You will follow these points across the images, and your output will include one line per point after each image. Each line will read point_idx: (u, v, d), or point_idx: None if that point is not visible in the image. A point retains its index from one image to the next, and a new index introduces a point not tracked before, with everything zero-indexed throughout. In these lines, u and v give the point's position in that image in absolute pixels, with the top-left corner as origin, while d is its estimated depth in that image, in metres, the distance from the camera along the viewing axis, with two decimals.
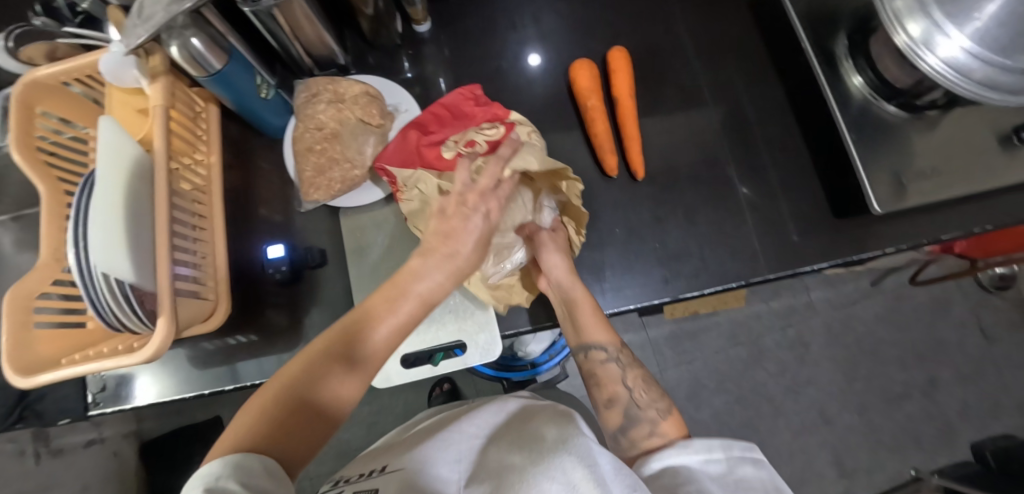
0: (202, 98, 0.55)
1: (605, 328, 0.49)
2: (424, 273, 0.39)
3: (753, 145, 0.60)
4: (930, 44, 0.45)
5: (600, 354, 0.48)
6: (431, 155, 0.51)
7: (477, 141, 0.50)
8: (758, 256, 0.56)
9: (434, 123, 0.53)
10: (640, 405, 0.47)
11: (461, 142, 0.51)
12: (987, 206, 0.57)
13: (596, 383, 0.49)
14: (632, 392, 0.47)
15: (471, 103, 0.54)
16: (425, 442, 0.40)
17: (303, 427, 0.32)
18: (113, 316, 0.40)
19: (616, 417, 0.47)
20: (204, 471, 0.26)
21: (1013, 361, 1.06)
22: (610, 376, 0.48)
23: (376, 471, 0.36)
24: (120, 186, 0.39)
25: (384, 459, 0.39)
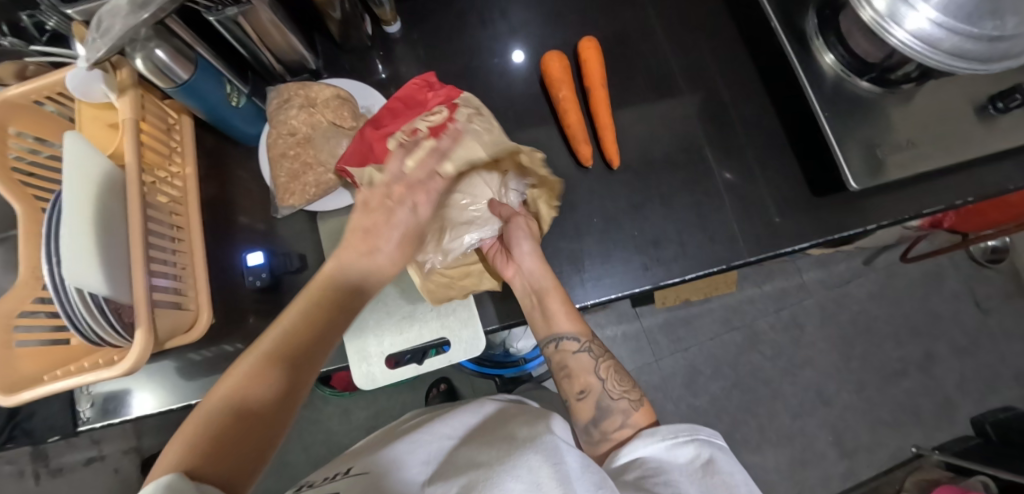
0: (174, 109, 0.55)
1: (577, 319, 0.50)
2: (348, 274, 0.38)
3: (729, 128, 0.60)
4: (896, 17, 0.45)
5: (571, 346, 0.50)
6: (377, 148, 0.49)
7: (420, 128, 0.48)
8: (738, 239, 0.56)
9: (389, 119, 0.51)
10: (612, 396, 0.48)
11: (405, 131, 0.49)
12: (965, 177, 0.57)
13: (568, 375, 0.50)
14: (604, 383, 0.49)
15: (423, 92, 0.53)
16: (392, 444, 0.40)
17: (238, 446, 0.31)
18: (91, 330, 0.41)
19: (588, 409, 0.48)
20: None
21: (1010, 332, 1.05)
22: (582, 367, 0.49)
23: (341, 473, 0.36)
24: (89, 199, 0.39)
25: (351, 461, 0.39)
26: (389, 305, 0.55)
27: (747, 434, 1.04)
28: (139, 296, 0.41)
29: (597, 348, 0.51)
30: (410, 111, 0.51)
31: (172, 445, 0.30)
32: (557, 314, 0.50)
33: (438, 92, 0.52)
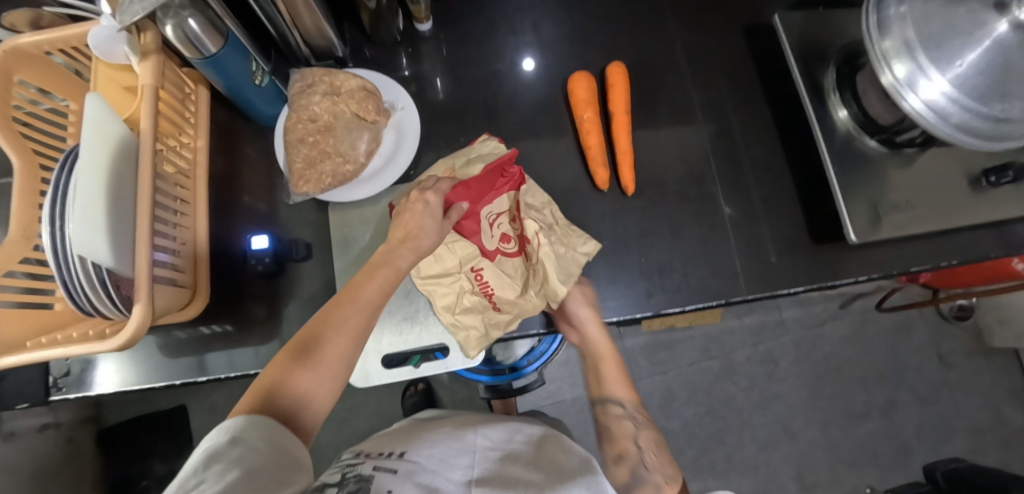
0: (192, 78, 0.54)
1: (625, 387, 0.60)
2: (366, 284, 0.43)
3: (740, 168, 0.62)
4: (913, 85, 0.47)
5: (616, 409, 0.58)
6: (470, 233, 0.54)
7: (511, 236, 0.55)
8: (738, 276, 0.58)
9: (474, 195, 0.52)
10: (646, 467, 0.54)
11: (497, 233, 0.54)
12: (954, 241, 0.59)
13: (610, 439, 0.57)
14: (641, 453, 0.55)
15: (501, 173, 0.53)
16: (433, 438, 0.43)
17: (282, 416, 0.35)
18: (85, 298, 0.39)
19: (623, 473, 0.53)
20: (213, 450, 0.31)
21: (967, 387, 1.11)
22: (623, 433, 0.57)
23: (392, 455, 0.39)
24: (104, 165, 0.38)
25: (398, 443, 0.43)
26: (390, 304, 0.54)
27: (713, 460, 1.08)
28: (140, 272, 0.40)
29: (641, 418, 0.59)
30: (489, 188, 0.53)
31: (237, 402, 0.36)
32: (609, 377, 0.60)
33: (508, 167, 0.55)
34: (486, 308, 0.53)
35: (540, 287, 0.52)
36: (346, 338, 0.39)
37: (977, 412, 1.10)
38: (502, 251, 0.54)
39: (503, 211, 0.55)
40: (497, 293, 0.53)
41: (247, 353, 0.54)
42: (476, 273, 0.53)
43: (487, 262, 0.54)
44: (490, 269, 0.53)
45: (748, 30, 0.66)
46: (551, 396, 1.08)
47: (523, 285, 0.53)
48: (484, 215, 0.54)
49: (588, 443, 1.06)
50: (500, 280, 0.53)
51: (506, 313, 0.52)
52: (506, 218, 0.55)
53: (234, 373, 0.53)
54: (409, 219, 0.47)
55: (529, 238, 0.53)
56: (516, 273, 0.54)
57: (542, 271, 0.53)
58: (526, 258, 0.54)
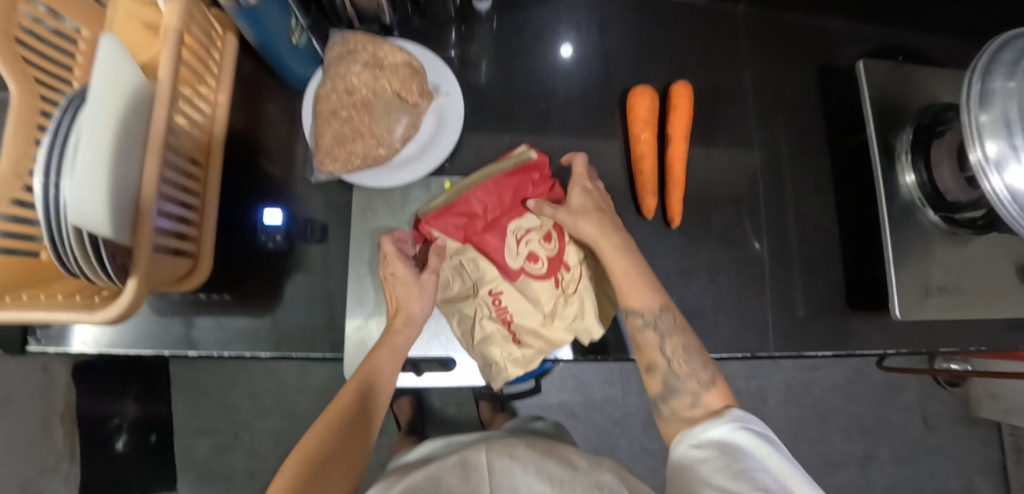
0: (220, 23, 0.48)
1: (641, 290, 0.45)
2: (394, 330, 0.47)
3: (786, 216, 0.58)
4: (1000, 166, 0.43)
5: (637, 320, 0.45)
6: (490, 247, 0.49)
7: (540, 257, 0.50)
8: (768, 331, 0.55)
9: (493, 207, 0.50)
10: (680, 377, 0.44)
11: (523, 253, 0.50)
12: (992, 328, 0.57)
13: (636, 347, 0.46)
14: (671, 363, 0.44)
15: (533, 184, 0.51)
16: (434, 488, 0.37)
17: (354, 424, 0.40)
18: (76, 262, 0.35)
19: (655, 384, 0.45)
20: None
21: (945, 452, 1.12)
22: (649, 345, 0.45)
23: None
24: (115, 119, 0.33)
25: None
26: None
27: None
28: (142, 241, 0.36)
29: (668, 321, 0.45)
30: (515, 201, 0.50)
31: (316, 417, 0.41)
32: (623, 285, 0.45)
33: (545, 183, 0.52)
34: (505, 340, 0.49)
35: (570, 318, 0.49)
36: (401, 334, 0.47)
37: (948, 477, 1.11)
38: (528, 271, 0.49)
39: (534, 228, 0.50)
40: (517, 322, 0.49)
41: (243, 329, 0.51)
42: (494, 297, 0.49)
43: (511, 285, 0.49)
44: (511, 294, 0.49)
45: (823, 69, 0.61)
46: (538, 398, 1.06)
47: (550, 312, 0.49)
48: (511, 230, 0.50)
49: None
50: (524, 305, 0.49)
51: (527, 348, 0.49)
52: (538, 236, 0.50)
53: (225, 351, 0.51)
54: (398, 290, 0.48)
55: (563, 262, 0.50)
56: (543, 297, 0.49)
57: (575, 305, 0.50)
58: (556, 284, 0.50)
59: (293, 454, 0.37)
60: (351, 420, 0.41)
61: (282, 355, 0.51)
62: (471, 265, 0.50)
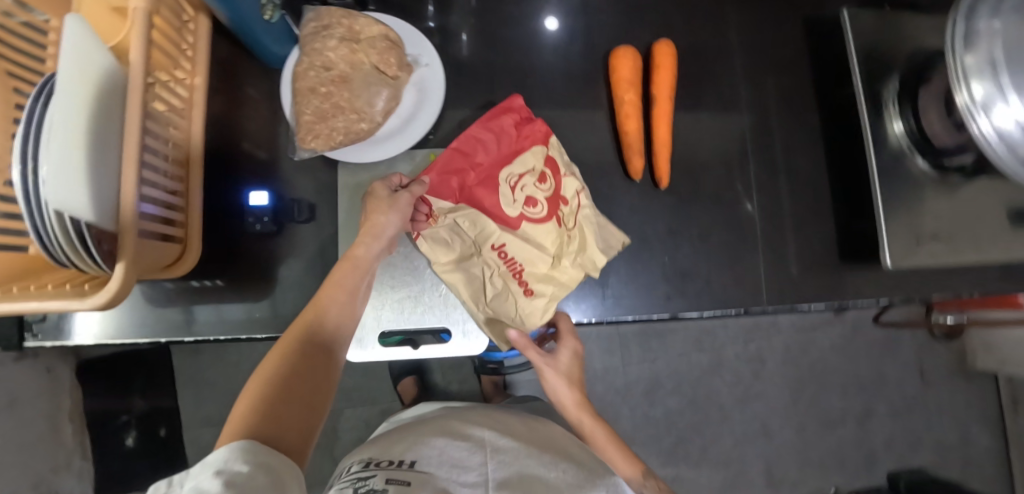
0: (191, 5, 0.47)
1: (623, 458, 0.54)
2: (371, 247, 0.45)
3: (775, 173, 0.58)
4: (987, 108, 0.43)
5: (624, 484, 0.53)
6: (485, 201, 0.49)
7: (538, 200, 0.49)
8: (761, 288, 0.55)
9: (482, 157, 0.50)
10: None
11: (521, 198, 0.49)
12: (983, 274, 0.57)
13: None
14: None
15: (516, 126, 0.50)
16: (440, 442, 0.46)
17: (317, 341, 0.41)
18: (60, 250, 0.35)
19: None
20: (218, 453, 0.30)
21: (942, 405, 1.13)
22: None
23: (404, 465, 0.42)
24: (88, 104, 0.33)
25: (404, 448, 0.45)
26: (394, 279, 0.51)
27: (689, 449, 1.10)
28: (126, 227, 0.36)
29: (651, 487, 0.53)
30: (503, 149, 0.50)
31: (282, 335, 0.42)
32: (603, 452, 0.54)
33: (529, 123, 0.50)
34: (517, 290, 0.49)
35: (576, 255, 0.49)
36: (370, 244, 0.45)
37: (946, 429, 1.13)
38: (528, 216, 0.49)
39: (528, 172, 0.49)
40: (528, 269, 0.49)
41: (240, 313, 0.51)
42: (499, 250, 0.49)
43: (513, 233, 0.49)
44: (515, 241, 0.49)
45: (808, 21, 0.60)
46: None
47: (557, 252, 0.49)
48: (505, 178, 0.49)
49: None
50: (529, 250, 0.49)
51: (540, 297, 0.49)
52: (533, 179, 0.49)
53: (223, 336, 0.51)
54: (373, 210, 0.46)
55: (561, 198, 0.50)
56: (547, 240, 0.49)
57: (577, 240, 0.49)
58: (559, 224, 0.49)
59: (257, 373, 0.39)
60: (314, 345, 0.41)
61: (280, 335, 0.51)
62: (469, 222, 0.49)
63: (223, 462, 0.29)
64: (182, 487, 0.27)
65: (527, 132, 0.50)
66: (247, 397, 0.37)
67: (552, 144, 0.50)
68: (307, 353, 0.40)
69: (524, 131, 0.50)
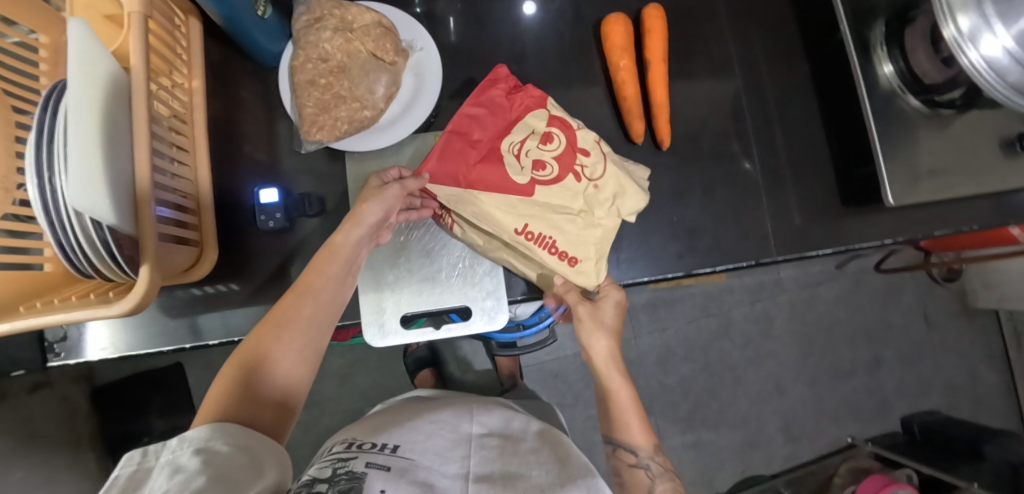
0: (180, 8, 0.47)
1: (642, 432, 0.51)
2: (354, 235, 0.45)
3: (770, 126, 0.59)
4: (975, 39, 0.43)
5: (631, 458, 0.52)
6: (493, 178, 0.46)
7: (546, 162, 0.47)
8: (768, 239, 0.57)
9: (481, 133, 0.47)
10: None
11: (528, 165, 0.46)
12: (980, 206, 0.59)
13: (624, 484, 0.52)
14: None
15: (506, 96, 0.48)
16: (426, 428, 0.44)
17: (297, 328, 0.42)
18: (81, 258, 0.36)
19: None
20: (190, 433, 0.34)
21: (948, 346, 1.16)
22: (637, 484, 0.51)
23: (386, 449, 0.40)
24: (100, 111, 0.33)
25: (389, 431, 0.44)
26: (411, 264, 0.52)
27: (706, 413, 1.12)
28: (146, 230, 0.36)
29: (657, 466, 0.51)
30: (499, 122, 0.47)
31: (264, 317, 0.43)
32: (619, 426, 0.51)
33: (519, 92, 0.48)
34: (558, 262, 0.47)
35: (609, 203, 0.47)
36: (354, 230, 0.45)
37: (954, 370, 1.16)
38: (539, 180, 0.46)
39: (529, 136, 0.47)
40: (560, 240, 0.46)
41: (259, 313, 0.52)
42: (525, 233, 0.46)
43: (531, 203, 0.46)
44: (536, 214, 0.46)
45: None
46: (553, 351, 1.09)
47: (584, 209, 0.47)
48: (507, 148, 0.47)
49: (588, 397, 1.09)
50: (550, 216, 0.46)
51: (585, 258, 0.47)
52: (536, 142, 0.47)
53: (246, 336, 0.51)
54: (362, 199, 0.46)
55: (577, 150, 0.47)
56: (566, 200, 0.46)
57: (607, 189, 0.47)
58: (578, 178, 0.47)
59: (243, 346, 0.41)
60: (295, 328, 0.42)
61: None
62: (486, 204, 0.45)
63: (201, 438, 0.33)
64: (160, 457, 0.32)
65: (520, 100, 0.48)
66: (228, 368, 0.40)
67: (550, 103, 0.48)
68: (285, 338, 0.41)
69: (515, 100, 0.48)
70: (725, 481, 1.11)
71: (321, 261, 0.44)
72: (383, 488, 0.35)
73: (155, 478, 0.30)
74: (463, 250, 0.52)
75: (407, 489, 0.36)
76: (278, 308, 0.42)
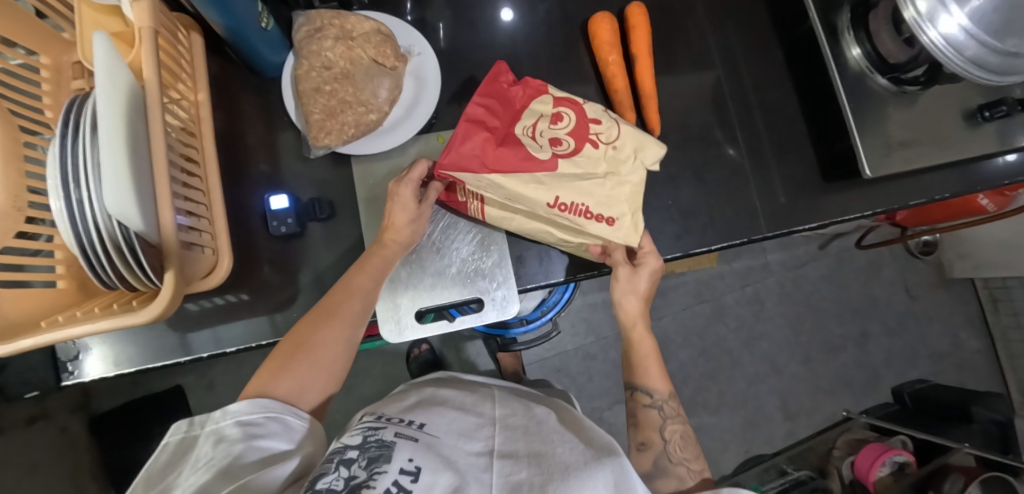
0: (183, 24, 0.49)
1: (658, 375, 0.54)
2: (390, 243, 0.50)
3: (751, 111, 0.63)
4: (933, 19, 0.47)
5: (646, 399, 0.54)
6: (518, 158, 0.46)
7: (562, 137, 0.49)
8: (758, 217, 0.60)
9: (495, 118, 0.48)
10: (671, 459, 0.51)
11: (546, 140, 0.48)
12: (950, 175, 0.63)
13: (636, 425, 0.54)
14: (668, 445, 0.51)
15: (509, 87, 0.50)
16: (450, 412, 0.46)
17: (341, 320, 0.46)
18: (105, 269, 0.38)
19: (646, 462, 0.52)
20: (230, 407, 0.40)
21: (930, 316, 1.21)
22: (649, 422, 0.53)
23: (413, 426, 0.42)
24: (125, 120, 0.34)
25: (415, 412, 0.46)
26: (424, 265, 0.54)
27: (707, 397, 1.15)
28: (169, 237, 0.37)
29: (670, 410, 0.53)
30: (507, 111, 0.49)
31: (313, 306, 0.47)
32: (640, 367, 0.54)
33: (518, 84, 0.50)
34: (595, 225, 0.48)
35: (632, 160, 0.50)
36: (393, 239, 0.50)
37: (937, 338, 1.21)
38: (559, 154, 0.48)
39: (539, 118, 0.49)
40: (592, 204, 0.48)
41: (272, 320, 0.53)
42: (558, 205, 0.47)
43: (557, 176, 0.47)
44: (566, 184, 0.47)
45: None
46: (554, 347, 1.11)
47: (609, 171, 0.49)
48: (522, 131, 0.48)
49: (591, 390, 1.11)
50: (582, 182, 0.48)
51: (619, 217, 0.49)
52: (547, 122, 0.49)
53: (260, 342, 0.52)
54: (394, 210, 0.49)
55: (588, 120, 0.50)
56: (591, 164, 0.49)
57: (624, 150, 0.50)
58: (596, 145, 0.49)
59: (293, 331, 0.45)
60: (340, 319, 0.45)
61: None
62: (517, 182, 0.46)
63: (240, 411, 0.40)
64: (205, 426, 0.39)
65: (521, 91, 0.50)
66: (277, 353, 0.44)
67: (551, 89, 0.51)
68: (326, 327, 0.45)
69: (516, 91, 0.50)
70: (730, 462, 1.13)
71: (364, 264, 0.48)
72: (411, 456, 0.37)
73: (201, 446, 0.38)
74: (470, 243, 0.54)
75: (434, 459, 0.37)
76: (326, 299, 0.46)
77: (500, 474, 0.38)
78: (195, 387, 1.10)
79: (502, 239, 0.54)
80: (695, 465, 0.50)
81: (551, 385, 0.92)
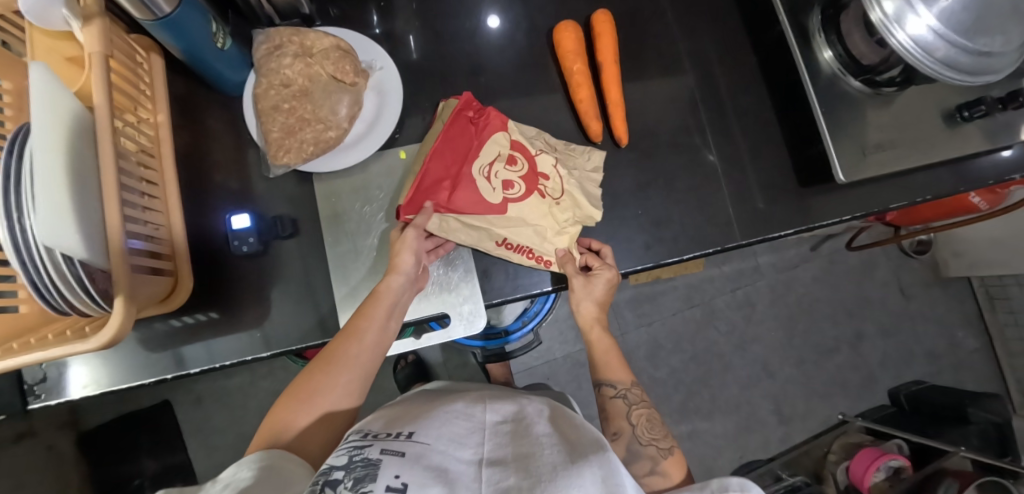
0: (142, 46, 0.49)
1: (619, 366, 0.54)
2: (394, 283, 0.48)
3: (725, 117, 0.62)
4: (900, 21, 0.45)
5: (610, 390, 0.53)
6: (472, 200, 0.51)
7: (514, 182, 0.52)
8: (732, 224, 0.59)
9: (452, 163, 0.51)
10: (642, 442, 0.50)
11: (499, 185, 0.52)
12: (930, 177, 0.62)
13: (605, 418, 0.53)
14: (635, 429, 0.50)
15: (472, 122, 0.52)
16: (440, 417, 0.42)
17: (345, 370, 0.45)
18: (57, 297, 0.37)
19: (619, 451, 0.50)
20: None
21: (926, 316, 1.19)
22: (616, 412, 0.52)
23: (400, 437, 0.38)
24: (63, 146, 0.34)
25: (406, 424, 0.42)
26: None
27: (699, 403, 1.14)
28: (115, 261, 0.37)
29: (635, 396, 0.53)
30: (466, 148, 0.52)
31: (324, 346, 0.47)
32: (602, 358, 0.54)
33: (482, 120, 0.53)
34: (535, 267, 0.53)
35: (573, 212, 0.54)
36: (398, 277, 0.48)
37: (934, 339, 1.19)
38: (509, 198, 0.52)
39: (496, 159, 0.52)
40: (537, 247, 0.52)
41: (239, 339, 0.53)
42: (505, 244, 0.52)
43: (506, 219, 0.51)
44: (513, 228, 0.52)
45: None
46: (542, 354, 1.10)
47: (552, 224, 0.53)
48: (478, 173, 0.51)
49: (581, 397, 1.10)
50: (523, 225, 0.52)
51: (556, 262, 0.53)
52: (503, 164, 0.52)
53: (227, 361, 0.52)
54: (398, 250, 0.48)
55: (540, 173, 0.53)
56: (537, 212, 0.52)
57: (567, 203, 0.53)
58: (543, 196, 0.53)
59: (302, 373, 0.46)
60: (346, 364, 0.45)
61: (282, 352, 0.52)
62: (471, 224, 0.51)
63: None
64: None
65: (484, 129, 0.52)
66: (286, 397, 0.45)
67: (510, 128, 0.53)
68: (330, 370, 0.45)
69: (480, 127, 0.52)
70: (723, 468, 1.12)
71: (371, 308, 0.47)
72: (397, 472, 0.33)
73: None
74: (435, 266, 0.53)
75: (422, 472, 0.33)
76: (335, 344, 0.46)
77: (489, 481, 0.34)
78: (184, 402, 1.10)
79: (466, 253, 0.54)
80: (664, 445, 0.49)
81: (548, 386, 0.93)
